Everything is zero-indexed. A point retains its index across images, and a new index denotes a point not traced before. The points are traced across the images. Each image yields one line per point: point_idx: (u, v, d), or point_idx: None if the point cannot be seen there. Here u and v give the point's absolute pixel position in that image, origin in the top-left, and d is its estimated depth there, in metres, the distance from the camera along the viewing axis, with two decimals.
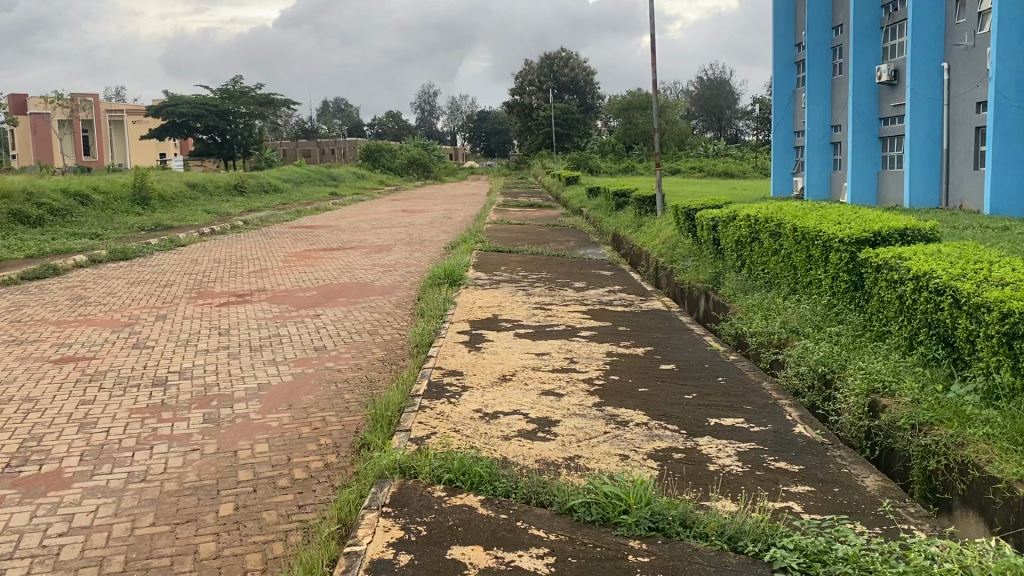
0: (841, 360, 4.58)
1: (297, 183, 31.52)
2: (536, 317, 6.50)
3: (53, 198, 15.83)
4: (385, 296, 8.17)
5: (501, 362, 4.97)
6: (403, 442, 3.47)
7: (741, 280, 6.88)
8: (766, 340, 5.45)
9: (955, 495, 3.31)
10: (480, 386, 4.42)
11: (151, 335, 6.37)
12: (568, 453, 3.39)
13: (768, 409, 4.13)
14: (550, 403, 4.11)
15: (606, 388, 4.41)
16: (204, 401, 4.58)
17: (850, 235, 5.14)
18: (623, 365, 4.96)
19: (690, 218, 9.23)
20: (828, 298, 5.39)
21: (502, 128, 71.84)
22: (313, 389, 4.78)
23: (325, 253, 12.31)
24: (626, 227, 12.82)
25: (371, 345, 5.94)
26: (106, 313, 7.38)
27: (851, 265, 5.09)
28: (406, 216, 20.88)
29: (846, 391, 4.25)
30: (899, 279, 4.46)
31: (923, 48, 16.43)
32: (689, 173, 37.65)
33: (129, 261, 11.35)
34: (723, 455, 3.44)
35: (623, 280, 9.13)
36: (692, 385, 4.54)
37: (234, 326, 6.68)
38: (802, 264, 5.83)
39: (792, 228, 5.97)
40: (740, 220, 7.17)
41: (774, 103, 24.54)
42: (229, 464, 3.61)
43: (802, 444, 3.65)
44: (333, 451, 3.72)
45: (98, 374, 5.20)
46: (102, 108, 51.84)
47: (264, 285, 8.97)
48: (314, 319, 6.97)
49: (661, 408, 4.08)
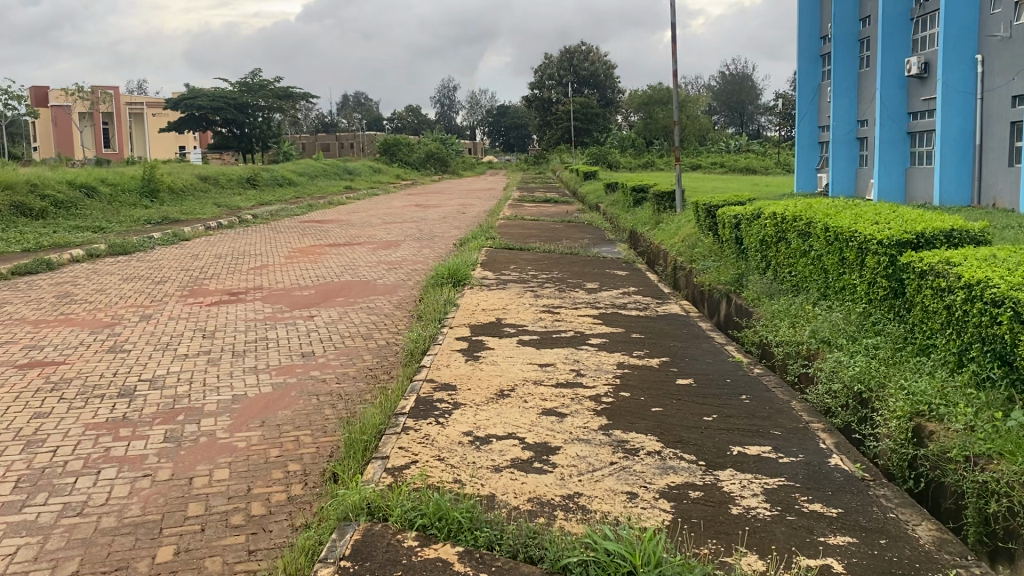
0: (879, 377, 4.09)
1: (312, 176, 31.16)
2: (542, 322, 6.02)
3: (58, 189, 15.52)
4: (386, 297, 7.69)
5: (500, 375, 4.48)
6: (377, 473, 3.02)
7: (766, 283, 6.36)
8: (794, 350, 4.97)
9: (1021, 545, 2.81)
10: (474, 403, 3.94)
11: (130, 338, 5.95)
12: (567, 490, 2.92)
13: (800, 435, 3.64)
14: (550, 426, 3.62)
15: (616, 407, 3.92)
16: (169, 416, 4.15)
17: (890, 236, 4.61)
18: (635, 380, 4.46)
19: (711, 215, 8.69)
20: (863, 306, 4.88)
21: (522, 122, 71.43)
22: (291, 403, 4.33)
23: (331, 249, 11.87)
24: (644, 224, 12.29)
25: (363, 352, 5.47)
26: (89, 313, 6.98)
27: (891, 269, 4.57)
28: (418, 210, 20.43)
29: (887, 415, 3.77)
30: (947, 287, 3.95)
31: (955, 41, 15.74)
32: (709, 168, 36.98)
33: (128, 256, 10.96)
34: (747, 494, 2.96)
35: (638, 281, 8.64)
36: (712, 404, 4.03)
37: (220, 328, 6.24)
38: (834, 267, 5.31)
39: (823, 227, 5.45)
40: (766, 218, 6.66)
41: (798, 97, 23.86)
42: (179, 495, 3.16)
43: (840, 479, 3.14)
44: (300, 481, 3.27)
45: (62, 381, 4.79)
46: (122, 100, 51.80)
47: (260, 283, 8.54)
48: (306, 320, 6.53)
49: (677, 432, 3.59)
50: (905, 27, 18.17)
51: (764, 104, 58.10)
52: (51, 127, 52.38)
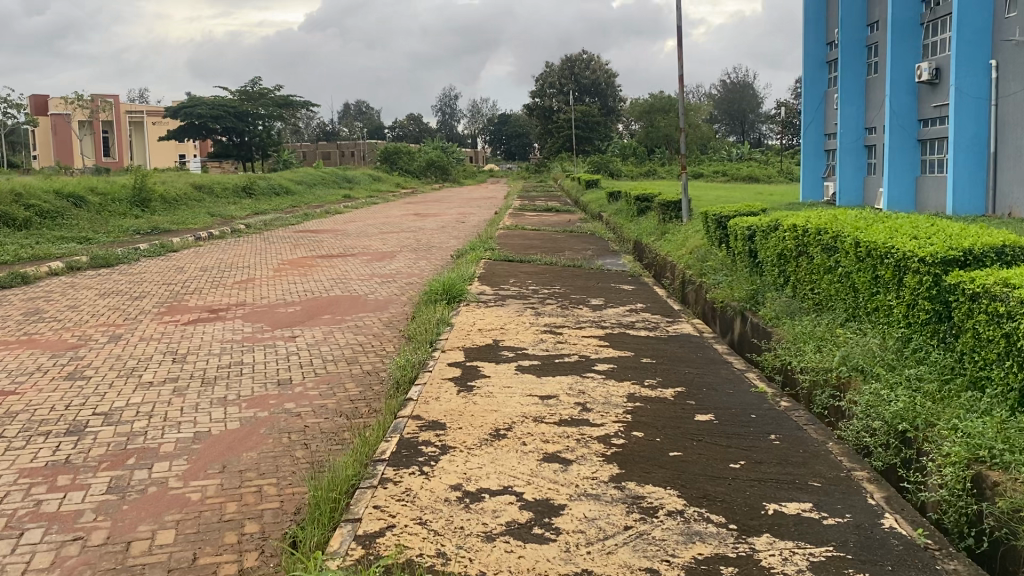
0: (927, 413, 3.58)
1: (311, 185, 30.72)
2: (544, 344, 5.50)
3: (44, 199, 15.02)
4: (377, 314, 7.18)
5: (496, 410, 3.96)
6: (344, 546, 2.53)
7: (784, 301, 5.86)
8: (822, 377, 4.47)
9: None
10: (464, 446, 3.43)
11: (93, 362, 5.43)
12: (573, 567, 2.41)
13: (843, 488, 3.12)
14: (553, 476, 3.11)
15: (627, 452, 3.40)
16: (119, 460, 3.64)
17: (932, 252, 4.10)
18: (648, 415, 3.95)
19: (721, 226, 8.19)
20: (900, 330, 4.38)
21: (522, 131, 71.06)
22: (257, 443, 3.81)
23: (323, 261, 11.39)
24: (649, 234, 11.79)
25: (345, 380, 4.96)
26: (53, 333, 6.46)
27: (934, 290, 4.06)
28: (417, 220, 19.93)
29: (940, 461, 3.25)
30: (1006, 313, 3.44)
31: (970, 45, 15.20)
32: (711, 177, 36.50)
33: (110, 269, 10.45)
34: (791, 570, 2.44)
35: (645, 296, 8.14)
36: (738, 447, 3.52)
37: (191, 351, 5.72)
38: (865, 285, 4.81)
39: (853, 241, 4.94)
40: (784, 230, 6.16)
41: (805, 104, 23.34)
42: (110, 567, 2.66)
43: (899, 549, 2.62)
44: (255, 549, 2.76)
45: (5, 416, 4.27)
46: (121, 109, 51.36)
47: (245, 299, 8.05)
48: (287, 342, 6.02)
49: (701, 485, 3.08)
50: (915, 32, 17.67)
51: (765, 112, 57.70)
52: (50, 136, 51.92)
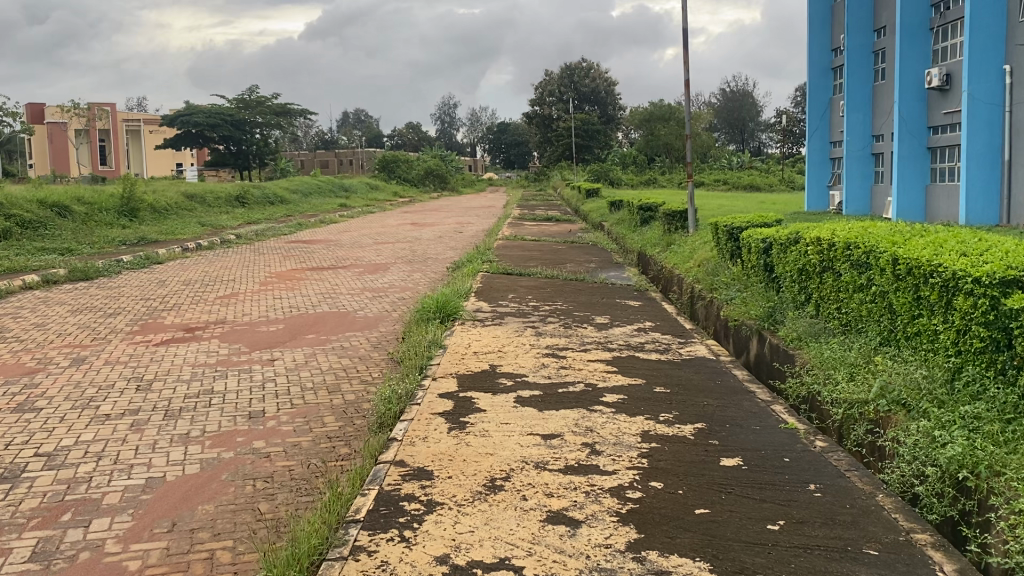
0: (990, 458, 3.04)
1: (308, 194, 30.22)
2: (546, 371, 4.99)
3: (27, 209, 14.51)
4: (365, 334, 6.67)
5: (492, 454, 3.45)
6: None
7: (807, 321, 5.36)
8: (857, 409, 3.97)
9: None
10: (454, 502, 2.92)
11: (47, 390, 4.92)
12: None
13: (905, 559, 2.59)
14: (559, 545, 2.59)
15: (644, 511, 2.88)
16: (54, 515, 3.12)
17: (988, 273, 3.58)
18: (666, 459, 3.44)
19: (732, 238, 7.69)
20: (947, 357, 3.86)
21: (522, 139, 70.62)
22: (216, 494, 3.30)
23: (313, 273, 10.88)
24: (654, 246, 11.29)
25: (323, 413, 4.44)
26: (12, 355, 5.94)
27: (991, 316, 3.53)
28: (414, 230, 19.41)
29: (1012, 518, 2.69)
30: None
31: (981, 52, 14.73)
32: (712, 185, 36.02)
33: (88, 282, 9.95)
34: None
35: (652, 313, 7.63)
36: (774, 503, 3.00)
37: (159, 378, 5.20)
38: (902, 305, 4.31)
39: (890, 257, 4.43)
40: (806, 244, 5.67)
41: (810, 112, 22.87)
42: None
43: None
44: None
45: None
46: (118, 118, 50.82)
47: (225, 316, 7.53)
48: (264, 367, 5.51)
49: (736, 555, 2.56)
50: (925, 36, 17.19)
51: (765, 121, 57.33)
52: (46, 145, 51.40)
